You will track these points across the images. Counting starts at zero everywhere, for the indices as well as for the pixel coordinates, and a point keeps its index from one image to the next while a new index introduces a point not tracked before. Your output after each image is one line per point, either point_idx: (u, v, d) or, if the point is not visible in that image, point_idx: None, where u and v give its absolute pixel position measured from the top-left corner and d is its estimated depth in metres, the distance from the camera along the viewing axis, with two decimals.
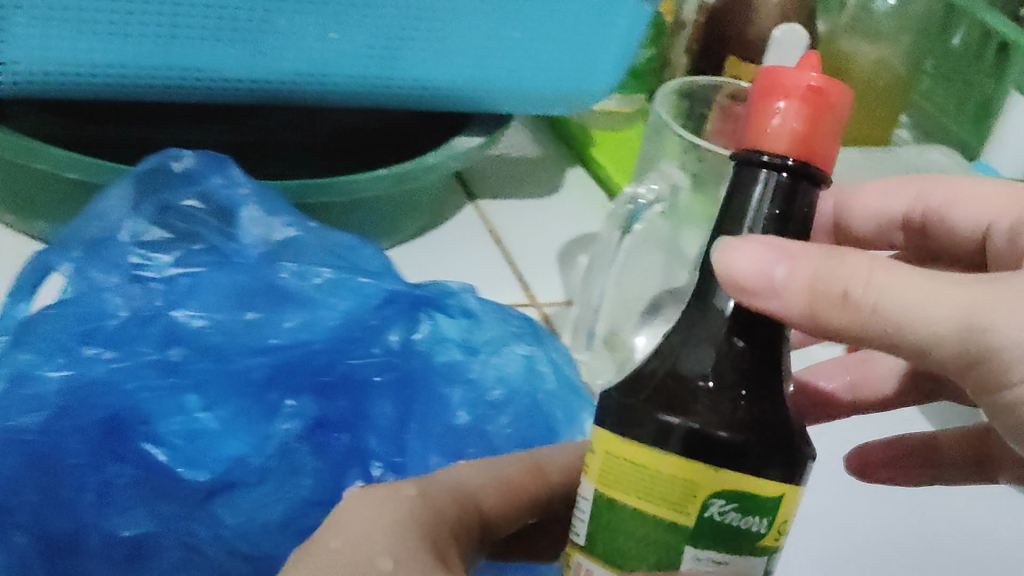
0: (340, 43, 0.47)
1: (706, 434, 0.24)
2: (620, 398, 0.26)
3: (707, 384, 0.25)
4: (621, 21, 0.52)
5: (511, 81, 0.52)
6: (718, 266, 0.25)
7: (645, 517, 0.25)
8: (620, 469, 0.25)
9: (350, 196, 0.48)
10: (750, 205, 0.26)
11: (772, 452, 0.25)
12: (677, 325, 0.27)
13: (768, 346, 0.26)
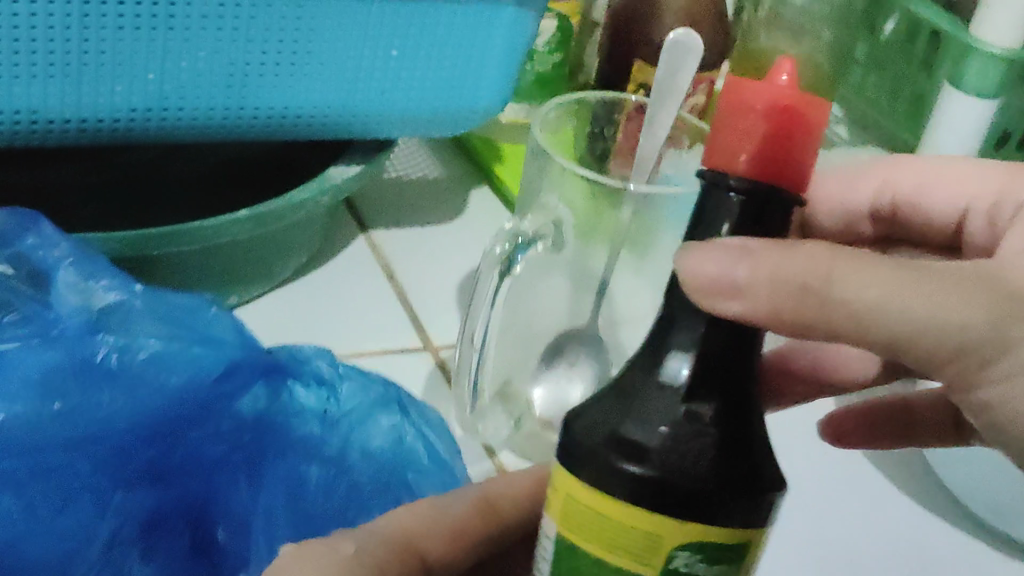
0: (178, 71, 0.42)
1: (666, 485, 0.21)
2: (583, 429, 0.23)
3: (670, 427, 0.22)
4: (498, 32, 0.47)
5: (385, 106, 0.47)
6: (680, 279, 0.23)
7: (605, 565, 0.23)
8: (580, 516, 0.23)
9: (207, 246, 0.43)
10: (716, 223, 0.23)
11: (752, 493, 0.22)
12: (643, 347, 0.24)
13: (740, 372, 0.23)
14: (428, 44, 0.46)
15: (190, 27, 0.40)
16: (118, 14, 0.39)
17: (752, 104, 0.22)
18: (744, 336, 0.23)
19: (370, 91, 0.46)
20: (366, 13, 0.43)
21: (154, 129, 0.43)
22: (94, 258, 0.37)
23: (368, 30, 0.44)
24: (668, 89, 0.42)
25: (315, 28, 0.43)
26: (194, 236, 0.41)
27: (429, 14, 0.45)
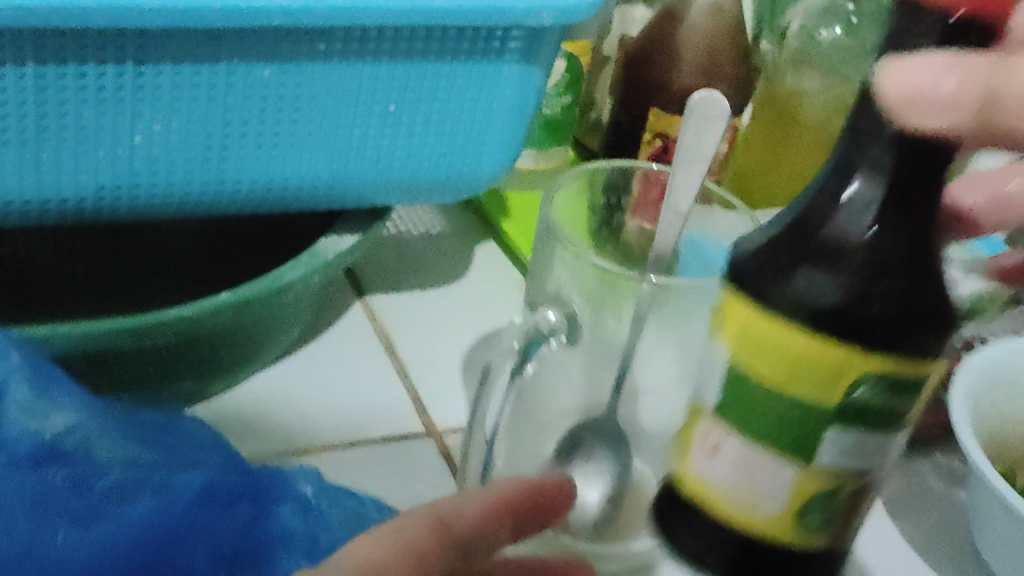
0: (150, 145, 0.37)
1: (845, 308, 0.23)
2: (752, 259, 0.25)
3: (865, 233, 0.23)
4: (505, 93, 0.42)
5: (380, 174, 0.43)
6: (886, 80, 0.20)
7: (807, 402, 0.24)
8: (756, 334, 0.24)
9: (183, 338, 0.38)
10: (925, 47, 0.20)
11: (931, 323, 0.23)
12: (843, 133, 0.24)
13: (933, 169, 0.22)
14: (427, 107, 0.41)
15: (161, 99, 0.36)
16: (79, 87, 0.35)
17: None
18: (944, 153, 0.22)
19: (363, 159, 0.42)
20: (358, 77, 0.39)
21: (124, 208, 0.39)
22: (51, 374, 0.32)
23: (361, 94, 0.40)
24: (693, 155, 0.38)
25: (301, 95, 0.39)
26: (167, 328, 0.37)
27: (428, 75, 0.40)
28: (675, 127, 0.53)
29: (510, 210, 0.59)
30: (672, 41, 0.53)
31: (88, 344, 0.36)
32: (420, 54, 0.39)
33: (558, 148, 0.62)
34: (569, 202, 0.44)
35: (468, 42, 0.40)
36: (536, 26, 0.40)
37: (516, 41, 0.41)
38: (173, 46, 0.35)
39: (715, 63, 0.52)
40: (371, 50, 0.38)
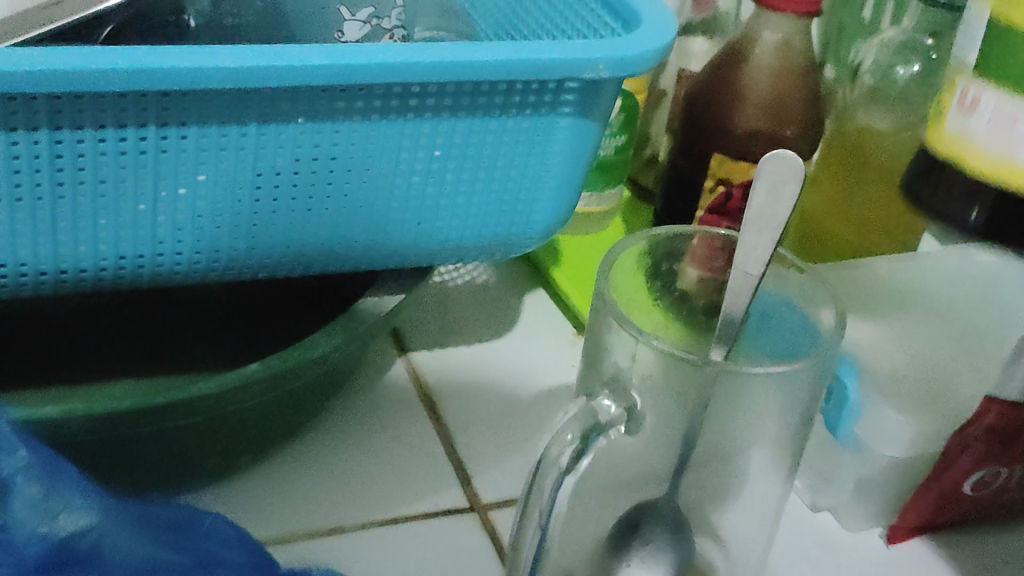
0: (175, 208, 0.35)
1: None
2: None
3: None
4: (557, 150, 0.39)
5: (422, 235, 0.40)
6: None
7: None
8: None
9: (209, 415, 0.36)
10: None
11: None
12: None
13: None
14: (473, 165, 0.39)
15: (186, 162, 0.34)
16: (98, 151, 0.33)
17: None
18: None
19: (403, 221, 0.39)
20: (398, 135, 0.36)
21: (149, 275, 0.37)
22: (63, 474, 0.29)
23: (400, 154, 0.37)
24: (765, 220, 0.35)
25: (337, 155, 0.36)
26: (190, 406, 0.35)
27: (474, 132, 0.38)
28: (738, 173, 0.50)
29: (561, 257, 0.56)
30: (736, 79, 0.50)
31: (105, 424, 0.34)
32: (464, 109, 0.37)
33: (609, 192, 0.59)
34: (626, 276, 0.41)
35: (517, 96, 0.37)
36: (592, 80, 0.37)
37: (571, 95, 0.38)
38: (198, 105, 0.33)
39: (781, 105, 0.49)
40: (413, 106, 0.36)
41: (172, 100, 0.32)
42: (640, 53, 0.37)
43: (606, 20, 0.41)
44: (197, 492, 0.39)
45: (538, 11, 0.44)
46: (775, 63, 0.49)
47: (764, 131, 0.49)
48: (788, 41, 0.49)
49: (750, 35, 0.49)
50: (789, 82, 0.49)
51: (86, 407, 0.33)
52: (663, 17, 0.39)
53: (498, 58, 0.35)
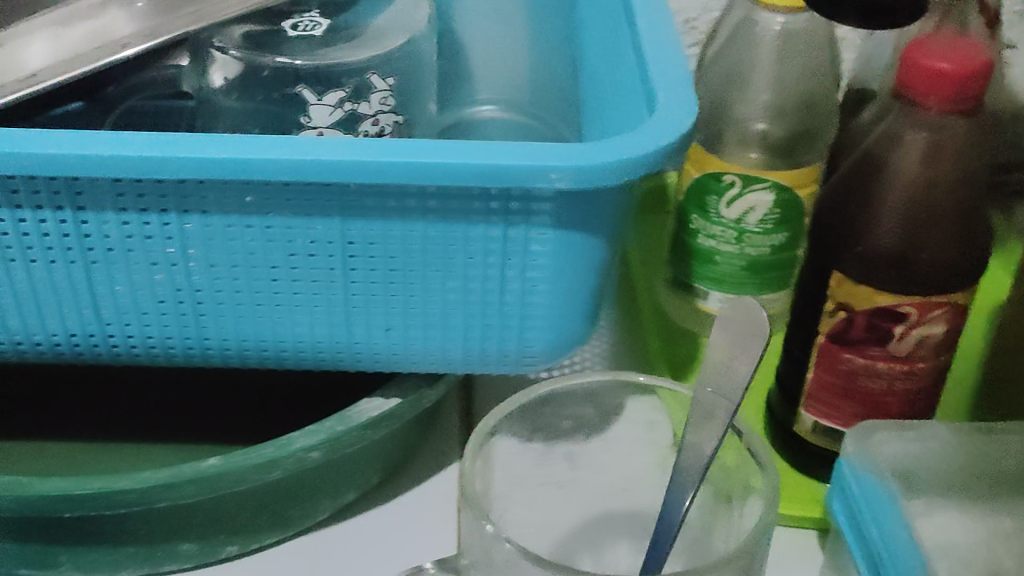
0: (115, 295, 0.34)
1: None
2: None
3: None
4: (541, 264, 0.34)
5: (398, 342, 0.36)
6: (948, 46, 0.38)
7: None
8: None
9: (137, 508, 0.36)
10: None
11: None
12: None
13: None
14: (440, 273, 0.34)
15: (113, 249, 0.33)
16: (23, 233, 0.33)
17: (930, 54, 0.38)
18: None
19: (370, 324, 0.36)
20: (342, 235, 0.33)
21: (108, 354, 0.36)
22: None
23: (348, 255, 0.34)
24: (721, 378, 0.30)
25: (275, 250, 0.34)
26: (103, 500, 0.35)
27: (434, 239, 0.34)
28: (857, 297, 0.41)
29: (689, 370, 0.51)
30: (868, 190, 0.40)
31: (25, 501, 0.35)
32: (419, 214, 0.33)
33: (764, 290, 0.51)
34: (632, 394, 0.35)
35: (476, 202, 0.33)
36: (560, 192, 0.32)
37: (542, 203, 0.33)
38: (109, 194, 0.32)
39: (919, 228, 0.39)
40: (356, 203, 0.33)
41: (84, 185, 0.32)
42: (612, 162, 0.31)
43: (642, 107, 0.36)
44: (173, 569, 0.40)
45: (613, 94, 0.40)
46: (919, 175, 0.39)
47: (906, 254, 0.40)
48: (941, 149, 0.39)
49: (892, 133, 0.40)
50: (942, 197, 0.39)
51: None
52: (678, 117, 0.33)
53: (431, 160, 0.31)
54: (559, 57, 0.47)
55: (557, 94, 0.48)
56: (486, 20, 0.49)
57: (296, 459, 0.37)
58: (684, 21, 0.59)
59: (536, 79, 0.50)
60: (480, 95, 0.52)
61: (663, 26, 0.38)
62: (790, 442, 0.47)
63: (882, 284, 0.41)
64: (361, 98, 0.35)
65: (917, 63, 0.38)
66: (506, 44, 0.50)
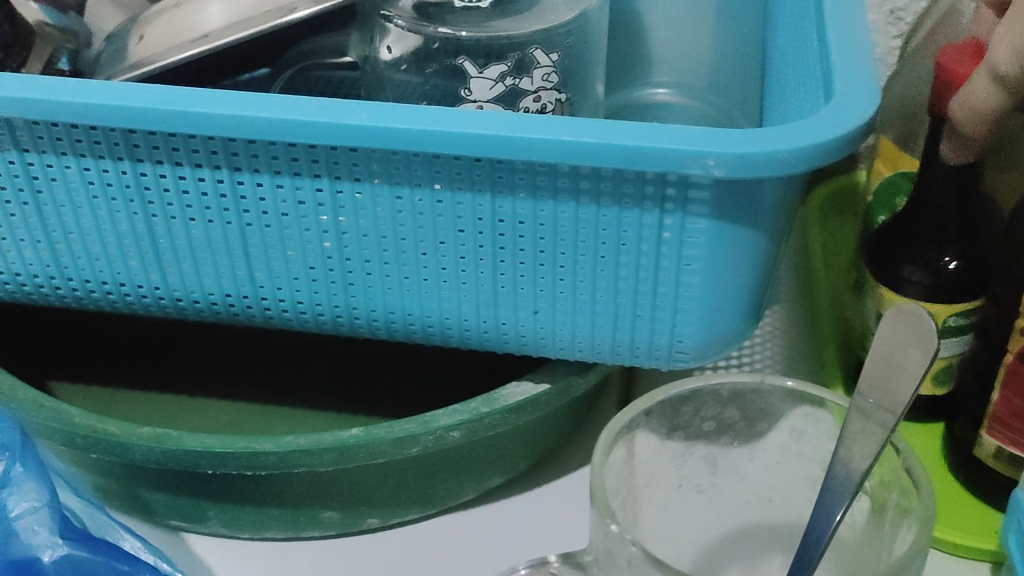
0: (268, 259, 0.35)
1: (941, 270, 0.43)
2: (926, 279, 0.44)
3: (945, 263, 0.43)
4: (696, 255, 0.32)
5: (543, 327, 0.35)
6: None
7: None
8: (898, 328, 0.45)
9: (276, 471, 0.36)
10: (942, 267, 0.43)
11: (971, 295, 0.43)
12: (958, 271, 0.43)
13: (973, 258, 0.43)
14: (591, 258, 0.33)
15: (267, 214, 0.34)
16: (184, 191, 0.34)
17: None
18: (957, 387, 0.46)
19: (516, 305, 0.35)
20: (492, 212, 0.33)
21: (259, 317, 0.38)
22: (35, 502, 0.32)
23: (497, 233, 0.33)
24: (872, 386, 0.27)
25: (424, 225, 0.33)
26: (245, 460, 0.35)
27: (584, 220, 0.32)
28: None
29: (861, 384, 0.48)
30: None
31: (172, 452, 0.36)
32: (571, 195, 0.32)
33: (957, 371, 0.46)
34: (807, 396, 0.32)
35: (629, 185, 0.31)
36: (719, 179, 0.30)
37: (698, 192, 0.31)
38: (265, 157, 0.32)
39: None
40: (506, 181, 0.32)
41: (240, 146, 0.32)
42: (774, 151, 0.29)
43: (821, 96, 0.34)
44: (316, 535, 0.40)
45: (795, 80, 0.38)
46: None
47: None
48: None
49: None
50: None
51: (149, 446, 0.35)
52: (857, 106, 0.31)
53: (583, 139, 0.30)
54: (751, 45, 0.45)
55: (743, 84, 0.46)
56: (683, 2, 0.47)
57: (435, 437, 0.36)
58: (890, 11, 0.56)
59: (723, 67, 0.48)
60: (656, 78, 0.50)
61: (851, 11, 0.36)
62: (970, 466, 0.43)
63: None
64: (523, 74, 0.34)
65: None
66: (694, 31, 0.48)
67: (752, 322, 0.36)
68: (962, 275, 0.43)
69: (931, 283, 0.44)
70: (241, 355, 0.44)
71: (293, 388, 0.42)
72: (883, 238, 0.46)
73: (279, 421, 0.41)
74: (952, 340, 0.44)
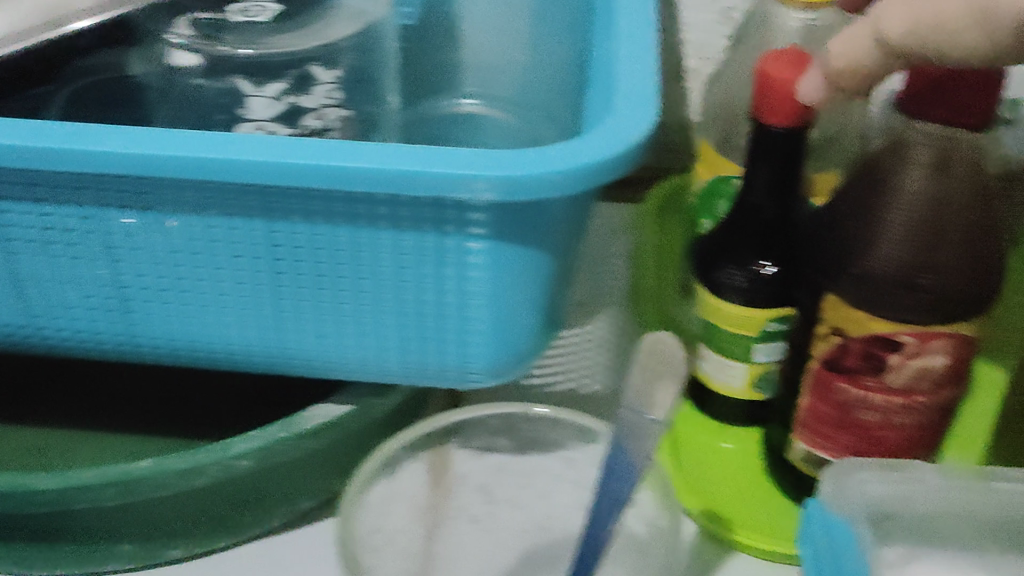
0: (42, 286, 0.34)
1: (759, 277, 0.43)
2: (748, 286, 0.43)
3: (763, 270, 0.43)
4: (477, 278, 0.32)
5: (332, 350, 0.34)
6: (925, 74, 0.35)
7: (734, 335, 0.44)
8: (721, 335, 0.44)
9: (58, 509, 0.35)
10: (760, 274, 0.43)
11: (787, 300, 0.43)
12: (775, 279, 0.42)
13: (790, 262, 0.42)
14: (373, 282, 0.32)
15: (34, 241, 0.32)
16: None
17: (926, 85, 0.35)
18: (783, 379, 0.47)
19: (302, 330, 0.34)
20: (266, 238, 0.31)
21: (41, 345, 0.36)
22: None
23: (275, 258, 0.32)
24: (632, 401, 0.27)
25: (199, 250, 0.32)
26: (22, 498, 0.34)
27: (362, 244, 0.31)
28: (850, 325, 0.38)
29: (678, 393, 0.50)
30: (875, 225, 0.37)
31: None
32: (345, 219, 0.31)
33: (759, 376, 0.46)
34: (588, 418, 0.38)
35: (402, 209, 0.30)
36: (492, 203, 0.30)
37: (473, 215, 0.30)
38: (26, 184, 0.31)
39: (937, 291, 0.36)
40: (278, 207, 0.31)
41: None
42: (544, 173, 0.29)
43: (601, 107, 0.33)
44: None
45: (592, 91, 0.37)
46: (931, 194, 0.36)
47: (904, 278, 0.36)
48: (946, 159, 0.36)
49: (899, 144, 0.37)
50: (948, 211, 0.36)
51: None
52: (632, 124, 0.30)
53: (347, 163, 0.29)
54: (553, 63, 0.45)
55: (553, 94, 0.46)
56: (487, 16, 0.48)
57: (224, 466, 0.35)
58: (723, 10, 0.56)
59: (521, 80, 0.48)
60: (464, 87, 0.50)
61: (643, 24, 0.36)
62: (780, 469, 0.44)
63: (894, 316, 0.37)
64: (302, 91, 0.33)
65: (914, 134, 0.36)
66: (499, 44, 0.48)
67: (547, 337, 0.36)
68: (777, 283, 0.42)
69: (749, 291, 0.43)
70: (41, 375, 0.42)
71: (91, 414, 0.41)
72: (708, 241, 0.45)
73: (74, 449, 0.39)
74: (771, 346, 0.44)
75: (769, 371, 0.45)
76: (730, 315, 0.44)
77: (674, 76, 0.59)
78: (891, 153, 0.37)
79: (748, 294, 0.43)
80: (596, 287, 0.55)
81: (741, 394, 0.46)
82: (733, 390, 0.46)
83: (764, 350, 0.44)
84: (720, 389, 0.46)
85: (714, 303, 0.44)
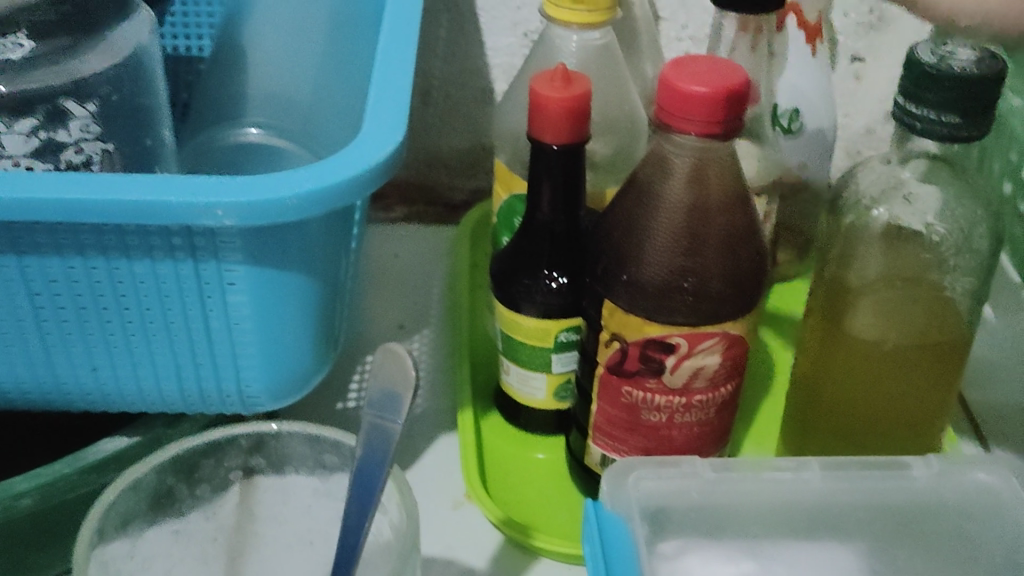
0: None
1: (549, 290, 0.44)
2: (541, 301, 0.44)
3: (551, 283, 0.44)
4: (239, 301, 0.33)
5: (105, 380, 0.35)
6: (676, 80, 0.37)
7: (532, 345, 0.45)
8: (520, 347, 0.46)
9: None
10: (550, 286, 0.44)
11: (575, 310, 0.44)
12: (564, 290, 0.44)
13: (577, 274, 0.44)
14: (136, 310, 0.33)
15: None
16: None
17: (684, 98, 0.36)
18: None
19: (74, 364, 0.34)
20: (21, 273, 0.32)
21: None
22: None
23: (34, 293, 0.32)
24: (386, 409, 0.31)
25: None
26: None
27: (119, 273, 0.32)
28: (628, 330, 0.39)
29: (491, 407, 0.50)
30: (642, 236, 0.39)
31: None
32: (98, 249, 0.31)
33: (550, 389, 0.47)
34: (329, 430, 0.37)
35: (153, 239, 0.31)
36: (239, 228, 0.30)
37: (226, 241, 0.31)
38: None
39: (702, 295, 0.38)
40: (31, 240, 0.31)
41: None
42: (284, 197, 0.30)
43: None
44: None
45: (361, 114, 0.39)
46: (688, 203, 0.38)
47: (672, 281, 0.38)
48: (701, 171, 0.38)
49: (658, 158, 0.39)
50: (707, 219, 0.38)
51: None
52: (377, 145, 0.31)
53: (89, 195, 0.29)
54: (337, 90, 0.47)
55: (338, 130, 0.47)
56: (273, 46, 0.50)
57: (4, 506, 0.35)
58: (523, 34, 0.58)
59: (297, 108, 0.50)
60: (249, 116, 0.52)
61: (404, 52, 0.37)
62: (584, 475, 0.45)
63: (667, 323, 0.38)
64: (59, 125, 0.35)
65: (674, 153, 0.38)
66: (287, 74, 0.50)
67: (323, 353, 0.37)
68: (566, 294, 0.44)
69: (541, 304, 0.44)
70: None
71: None
72: (501, 257, 0.46)
73: None
74: (568, 355, 0.46)
75: (568, 380, 0.46)
76: (526, 327, 0.45)
77: (482, 100, 0.60)
78: (654, 170, 0.39)
79: (541, 306, 0.44)
80: (413, 308, 0.55)
81: (543, 404, 0.47)
82: (535, 400, 0.47)
83: (562, 360, 0.46)
84: (522, 400, 0.48)
85: (512, 316, 0.45)
